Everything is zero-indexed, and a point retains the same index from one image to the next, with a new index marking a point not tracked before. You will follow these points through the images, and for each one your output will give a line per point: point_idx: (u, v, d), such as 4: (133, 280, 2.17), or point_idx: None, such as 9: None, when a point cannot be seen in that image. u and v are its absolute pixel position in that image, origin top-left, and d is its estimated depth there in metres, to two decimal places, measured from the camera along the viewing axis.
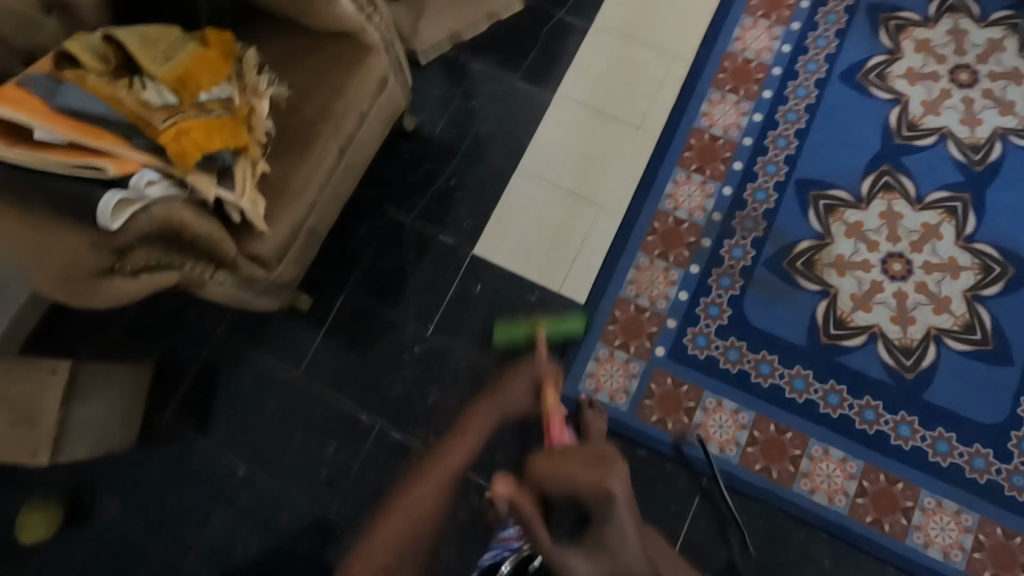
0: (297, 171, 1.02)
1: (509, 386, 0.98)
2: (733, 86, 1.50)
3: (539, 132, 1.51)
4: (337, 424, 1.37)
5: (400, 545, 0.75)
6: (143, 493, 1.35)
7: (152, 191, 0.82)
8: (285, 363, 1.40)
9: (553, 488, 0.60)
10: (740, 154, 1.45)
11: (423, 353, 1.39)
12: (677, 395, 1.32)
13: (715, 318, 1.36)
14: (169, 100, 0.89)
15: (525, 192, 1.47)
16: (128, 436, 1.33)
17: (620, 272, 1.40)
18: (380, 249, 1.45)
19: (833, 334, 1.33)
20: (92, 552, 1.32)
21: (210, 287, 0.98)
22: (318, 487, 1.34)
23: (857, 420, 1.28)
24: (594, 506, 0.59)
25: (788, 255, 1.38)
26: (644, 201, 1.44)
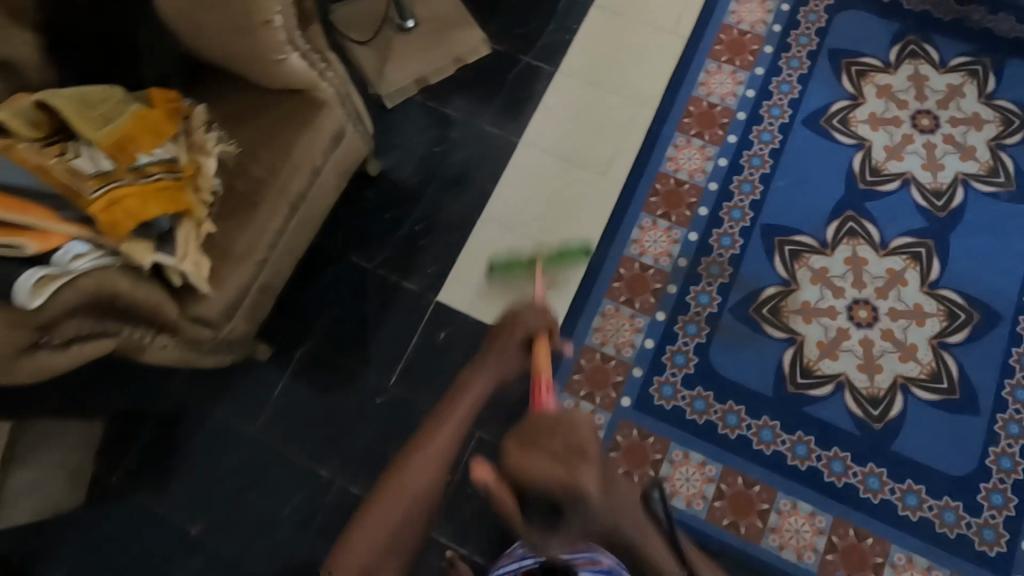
0: (245, 231, 1.00)
1: (491, 356, 0.81)
2: (698, 131, 1.50)
3: (505, 177, 1.50)
4: (297, 478, 1.33)
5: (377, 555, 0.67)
6: (92, 555, 1.31)
7: (78, 264, 0.79)
8: (244, 417, 1.38)
9: (518, 468, 0.55)
10: (705, 200, 1.45)
11: (385, 404, 1.37)
12: (643, 447, 1.29)
13: (681, 367, 1.34)
14: (105, 167, 0.85)
15: (490, 238, 1.46)
16: (77, 492, 1.31)
17: (585, 319, 1.38)
18: (344, 297, 1.44)
19: (800, 383, 1.31)
20: None
21: (151, 351, 0.95)
22: (274, 544, 1.30)
23: (825, 472, 1.25)
24: (564, 502, 0.56)
25: (754, 302, 1.37)
26: (610, 246, 1.42)
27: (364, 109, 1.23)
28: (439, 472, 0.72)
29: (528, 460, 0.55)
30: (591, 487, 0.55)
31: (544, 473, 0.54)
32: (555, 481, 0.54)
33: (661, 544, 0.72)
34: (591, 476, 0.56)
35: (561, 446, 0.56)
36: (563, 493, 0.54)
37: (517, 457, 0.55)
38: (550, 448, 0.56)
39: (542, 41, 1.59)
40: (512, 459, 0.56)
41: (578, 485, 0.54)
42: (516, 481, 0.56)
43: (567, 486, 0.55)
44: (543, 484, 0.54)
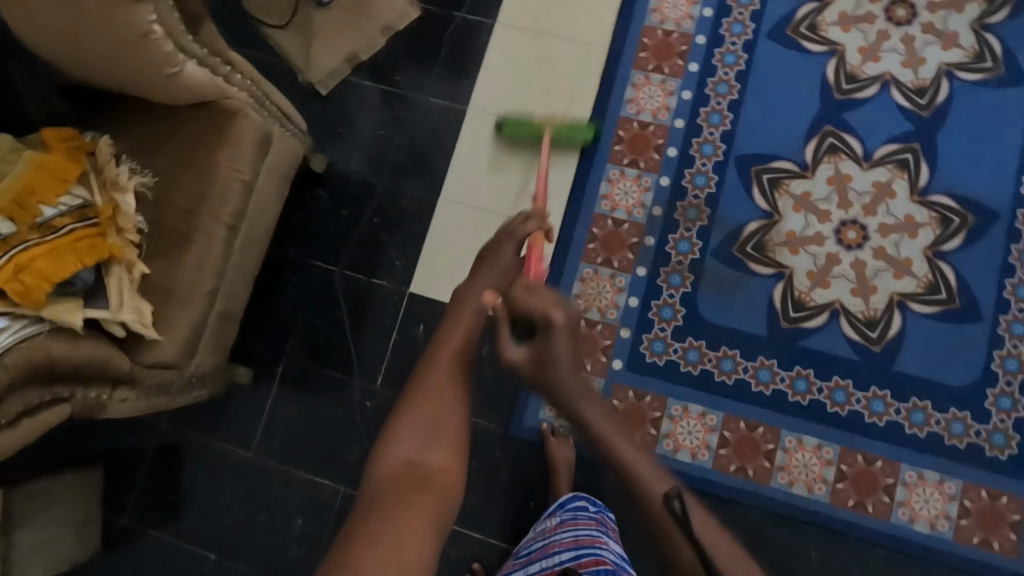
0: (180, 266, 0.94)
1: (488, 257, 0.95)
2: (656, 64, 1.39)
3: (459, 150, 1.41)
4: (301, 493, 1.32)
5: (416, 449, 0.77)
6: None
7: (1, 340, 0.76)
8: (238, 442, 1.36)
9: (517, 304, 0.88)
10: (673, 139, 1.35)
11: (375, 407, 1.33)
12: (641, 407, 1.26)
13: (669, 320, 1.29)
14: (7, 228, 0.79)
15: (453, 219, 1.38)
16: (88, 544, 1.30)
17: (565, 287, 1.32)
18: (316, 304, 1.39)
19: (794, 318, 1.26)
20: None
21: (112, 408, 0.91)
22: (291, 560, 1.30)
23: (828, 404, 1.23)
24: (533, 313, 0.86)
25: (737, 241, 1.30)
26: (579, 206, 1.35)
27: (289, 106, 1.13)
28: (459, 367, 0.84)
29: (530, 294, 0.88)
30: (562, 345, 0.85)
31: (535, 306, 0.86)
32: (539, 311, 0.86)
33: (633, 444, 0.84)
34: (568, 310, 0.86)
35: (546, 296, 0.87)
36: (541, 317, 0.85)
37: (520, 289, 0.89)
38: (533, 303, 0.87)
39: None
40: (518, 292, 0.88)
41: (556, 314, 0.85)
42: (512, 309, 0.89)
43: (541, 313, 0.85)
44: (529, 313, 0.87)
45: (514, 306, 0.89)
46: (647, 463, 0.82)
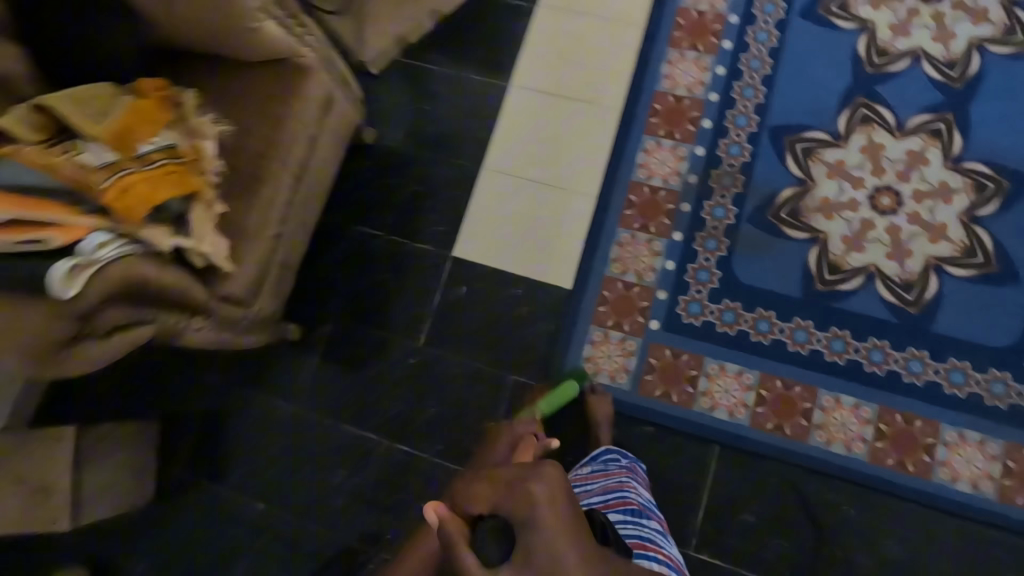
0: (254, 207, 1.02)
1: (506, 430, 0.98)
2: (691, 42, 1.45)
3: (501, 123, 1.48)
4: (347, 446, 1.37)
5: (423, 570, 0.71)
6: (173, 545, 1.38)
7: (104, 253, 0.82)
8: (288, 399, 1.42)
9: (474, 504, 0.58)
10: (708, 111, 1.41)
11: (418, 364, 1.38)
12: (678, 366, 1.30)
13: (705, 283, 1.33)
14: (107, 159, 0.87)
15: (495, 187, 1.45)
16: (146, 489, 1.36)
17: (603, 252, 1.37)
18: (362, 268, 1.45)
19: (829, 280, 1.29)
20: None
21: (191, 335, 0.98)
22: (337, 511, 1.35)
23: (865, 364, 1.24)
24: (516, 522, 0.55)
25: (772, 207, 1.34)
26: (617, 174, 1.40)
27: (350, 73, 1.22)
28: None
29: (480, 492, 0.59)
30: (552, 523, 0.55)
31: (506, 499, 0.57)
32: (513, 494, 0.57)
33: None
34: (554, 476, 0.59)
35: (515, 472, 0.60)
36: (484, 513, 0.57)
37: (477, 487, 0.60)
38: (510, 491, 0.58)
39: None
40: (477, 488, 0.59)
41: (536, 489, 0.57)
42: (472, 514, 0.58)
43: (520, 508, 0.56)
44: (500, 506, 0.57)
45: (472, 512, 0.58)
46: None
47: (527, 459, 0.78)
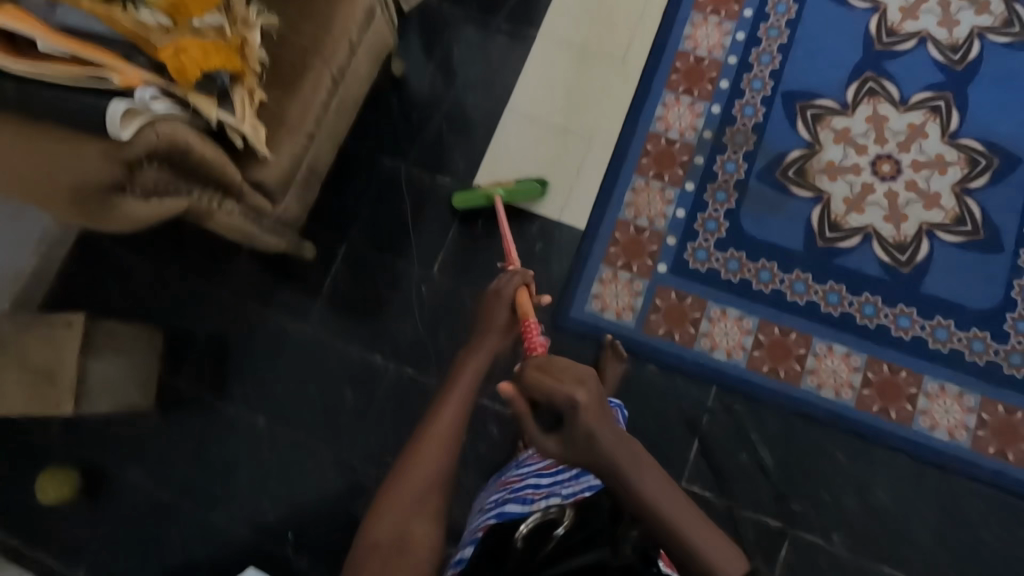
0: (293, 101, 1.04)
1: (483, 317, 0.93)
2: (714, 8, 1.52)
3: (526, 68, 1.52)
4: (353, 365, 1.38)
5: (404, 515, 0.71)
6: (166, 455, 1.36)
7: (156, 104, 0.87)
8: (295, 317, 1.41)
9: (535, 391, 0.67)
10: (726, 73, 1.48)
11: (429, 292, 1.41)
12: (681, 307, 1.35)
13: (713, 232, 1.38)
14: (163, 22, 0.90)
15: (516, 128, 1.49)
16: (148, 395, 1.34)
17: (617, 196, 1.42)
18: (379, 195, 1.47)
19: (829, 238, 1.36)
20: (116, 510, 1.33)
21: (219, 216, 1.00)
22: (338, 428, 1.35)
23: (858, 317, 1.31)
24: (567, 412, 0.64)
25: (780, 166, 1.40)
26: (636, 125, 1.46)
27: None
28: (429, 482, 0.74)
29: (541, 381, 0.67)
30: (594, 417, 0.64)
31: (558, 393, 0.65)
32: (563, 394, 0.65)
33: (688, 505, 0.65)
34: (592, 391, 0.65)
35: (568, 374, 0.66)
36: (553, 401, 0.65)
37: (531, 371, 0.68)
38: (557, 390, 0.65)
39: None
40: (532, 378, 0.67)
41: (580, 395, 0.64)
42: (531, 393, 0.68)
43: (557, 399, 0.65)
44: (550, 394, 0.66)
45: (533, 401, 0.68)
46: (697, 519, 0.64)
47: (528, 310, 0.92)
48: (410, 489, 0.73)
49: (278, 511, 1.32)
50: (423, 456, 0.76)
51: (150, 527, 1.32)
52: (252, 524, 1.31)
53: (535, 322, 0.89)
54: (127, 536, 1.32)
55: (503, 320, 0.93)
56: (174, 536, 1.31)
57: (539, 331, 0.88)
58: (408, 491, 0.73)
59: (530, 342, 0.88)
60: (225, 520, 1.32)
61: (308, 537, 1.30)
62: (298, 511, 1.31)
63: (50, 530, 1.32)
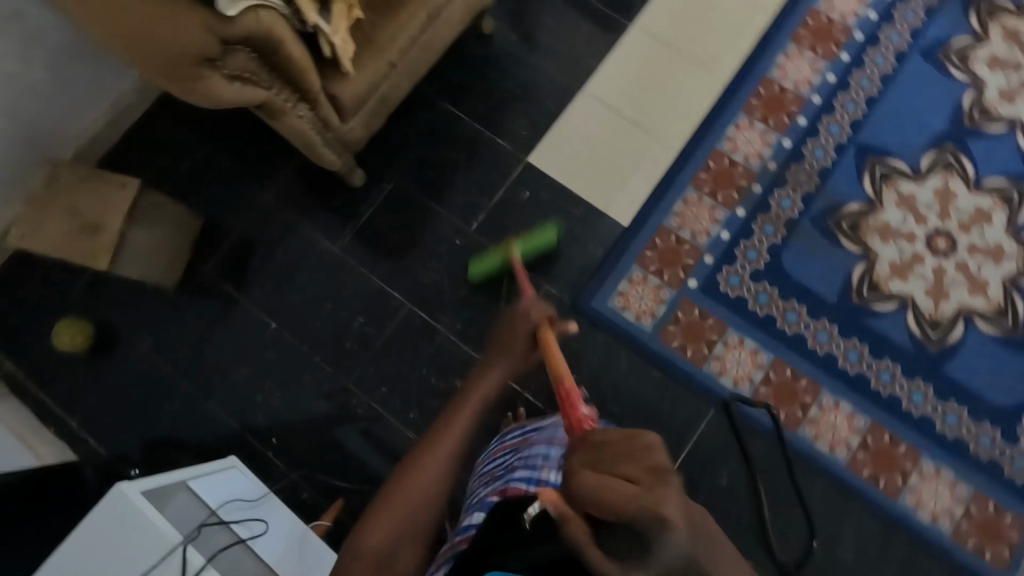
0: (386, 29, 1.06)
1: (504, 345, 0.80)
2: (812, 43, 1.50)
3: (611, 57, 1.52)
4: (371, 297, 1.41)
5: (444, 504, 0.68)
6: (178, 333, 1.40)
7: None
8: (329, 238, 1.45)
9: (605, 500, 0.44)
10: (806, 110, 1.46)
11: (462, 247, 1.43)
12: (701, 326, 1.35)
13: (752, 262, 1.38)
14: None
15: (586, 112, 1.49)
16: (174, 273, 1.38)
17: (667, 203, 1.42)
18: (437, 142, 1.49)
19: (865, 296, 1.35)
20: (119, 371, 1.38)
21: (290, 118, 1.03)
22: (343, 352, 1.39)
23: (873, 381, 1.30)
24: (655, 540, 0.43)
25: (835, 214, 1.39)
26: (704, 138, 1.45)
27: None
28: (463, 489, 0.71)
29: (604, 481, 0.45)
30: (693, 523, 0.45)
31: (633, 475, 0.46)
32: (648, 499, 0.43)
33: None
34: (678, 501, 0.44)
35: (638, 469, 0.46)
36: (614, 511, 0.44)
37: (593, 477, 0.46)
38: (633, 473, 0.46)
39: None
40: (593, 482, 0.45)
41: (673, 484, 0.45)
42: (596, 506, 0.45)
43: (635, 514, 0.43)
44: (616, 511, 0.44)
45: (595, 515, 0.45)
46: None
47: (562, 366, 0.79)
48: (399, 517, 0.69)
49: (267, 413, 1.36)
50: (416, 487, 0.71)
51: (146, 395, 1.37)
52: (240, 418, 1.36)
53: (570, 381, 0.79)
54: (123, 397, 1.37)
55: (520, 344, 0.80)
56: (166, 410, 1.36)
57: (582, 405, 0.77)
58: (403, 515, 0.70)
59: (564, 399, 0.77)
60: (217, 408, 1.36)
61: (289, 445, 1.34)
62: (285, 419, 1.35)
63: (55, 372, 1.38)
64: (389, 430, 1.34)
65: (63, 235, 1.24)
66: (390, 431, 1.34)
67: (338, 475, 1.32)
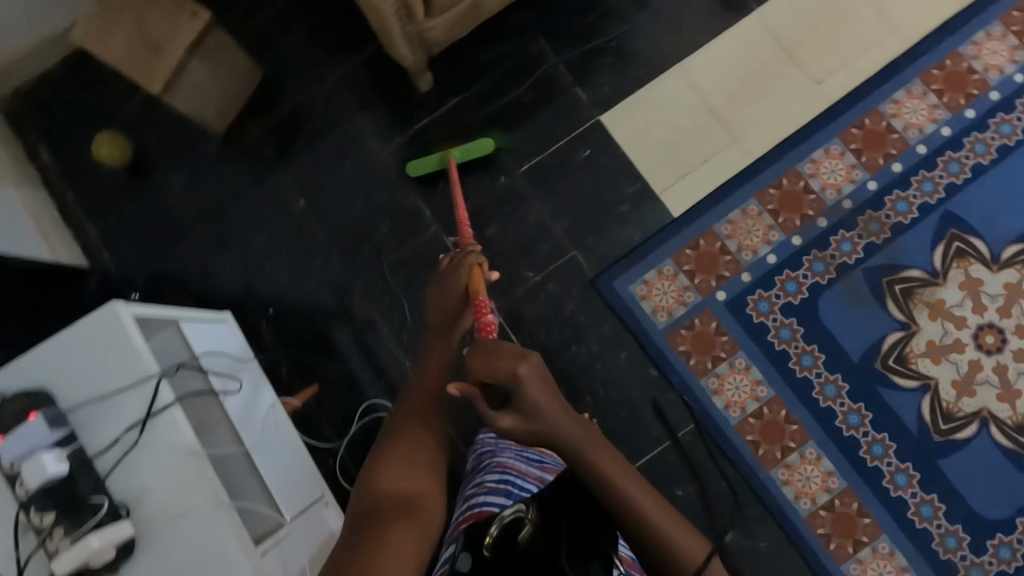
0: None
1: (440, 287, 1.00)
2: (941, 88, 1.35)
3: (722, 37, 1.40)
4: (401, 205, 1.38)
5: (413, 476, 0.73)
6: (208, 181, 1.40)
7: None
8: (378, 134, 1.40)
9: (486, 374, 0.71)
10: (906, 158, 1.34)
11: (505, 186, 1.38)
12: (713, 340, 1.31)
13: (788, 294, 1.32)
14: None
15: (676, 88, 1.39)
16: (223, 120, 1.38)
17: (724, 208, 1.35)
18: (515, 70, 1.40)
19: (888, 365, 1.29)
20: (144, 199, 1.40)
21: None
22: (357, 250, 1.37)
23: (863, 449, 1.27)
24: (518, 389, 0.70)
25: (891, 274, 1.31)
26: (787, 154, 1.35)
27: None
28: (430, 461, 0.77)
29: (487, 364, 0.71)
30: (532, 388, 0.69)
31: (503, 372, 0.70)
32: (506, 370, 0.70)
33: (617, 459, 0.73)
34: (535, 366, 0.71)
35: (511, 354, 0.71)
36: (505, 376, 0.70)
37: (479, 362, 0.71)
38: (501, 370, 0.70)
39: None
40: (478, 365, 0.71)
41: (523, 371, 0.69)
42: (478, 381, 0.72)
43: (500, 372, 0.70)
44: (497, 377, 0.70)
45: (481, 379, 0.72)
46: (624, 471, 0.73)
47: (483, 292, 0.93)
48: (410, 462, 0.74)
49: (270, 284, 1.37)
50: (417, 439, 0.79)
51: (163, 229, 1.39)
52: (245, 281, 1.38)
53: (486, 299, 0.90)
54: (143, 226, 1.39)
55: (454, 298, 0.97)
56: (178, 250, 1.39)
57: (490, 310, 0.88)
58: (414, 463, 0.75)
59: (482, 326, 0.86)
60: (226, 263, 1.38)
61: (282, 321, 1.36)
62: (286, 295, 1.37)
63: (85, 180, 1.41)
64: (379, 338, 1.35)
65: (124, 50, 1.21)
66: (380, 339, 1.35)
67: (321, 365, 1.35)
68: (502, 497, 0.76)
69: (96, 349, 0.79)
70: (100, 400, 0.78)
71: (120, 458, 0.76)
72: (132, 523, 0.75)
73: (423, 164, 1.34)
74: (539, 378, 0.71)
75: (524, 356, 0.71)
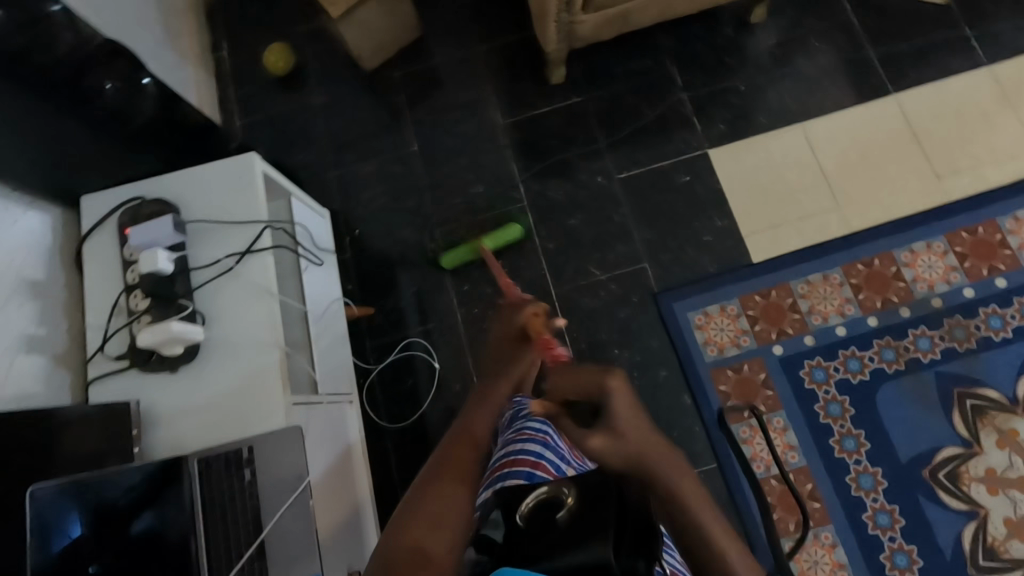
0: None
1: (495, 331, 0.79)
2: None
3: (850, 110, 1.42)
4: (499, 175, 1.48)
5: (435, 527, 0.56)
6: (344, 106, 1.57)
7: None
8: (501, 108, 1.52)
9: (566, 394, 0.59)
10: (1013, 276, 1.28)
11: (599, 186, 1.45)
12: (756, 389, 1.29)
13: (848, 371, 1.27)
14: None
15: (790, 143, 1.42)
16: (372, 60, 1.56)
17: (805, 267, 1.33)
18: (642, 87, 1.49)
19: (938, 477, 1.20)
20: (288, 106, 1.59)
21: None
22: (449, 202, 1.48)
23: (885, 554, 1.18)
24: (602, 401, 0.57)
25: (966, 386, 1.23)
26: (886, 235, 1.33)
27: None
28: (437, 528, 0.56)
29: (572, 377, 0.59)
30: (625, 409, 0.56)
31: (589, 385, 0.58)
32: (595, 380, 0.58)
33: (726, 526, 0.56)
34: (625, 391, 0.57)
35: (594, 371, 0.58)
36: (594, 387, 0.57)
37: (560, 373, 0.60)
38: (585, 382, 0.58)
39: (995, 29, 1.42)
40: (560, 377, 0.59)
41: (614, 383, 0.57)
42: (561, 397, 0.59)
43: (585, 383, 0.58)
44: (580, 388, 0.58)
45: (565, 395, 0.59)
46: (738, 546, 0.54)
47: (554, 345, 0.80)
48: (433, 517, 0.57)
49: (365, 208, 1.50)
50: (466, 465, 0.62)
51: (294, 135, 1.57)
52: (344, 199, 1.52)
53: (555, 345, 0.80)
54: (280, 127, 1.58)
55: (510, 343, 0.76)
56: (300, 156, 1.55)
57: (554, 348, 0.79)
58: (439, 511, 0.58)
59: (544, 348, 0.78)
60: (334, 179, 1.53)
61: (363, 242, 1.48)
62: (375, 222, 1.49)
63: (248, 77, 1.62)
64: (441, 284, 1.43)
65: None
66: (442, 286, 1.43)
67: (383, 290, 1.45)
68: (541, 447, 0.77)
69: (226, 184, 0.92)
70: (214, 225, 0.89)
71: (213, 276, 0.87)
72: (203, 333, 0.85)
73: (454, 259, 1.41)
74: (628, 399, 0.56)
75: (608, 372, 0.58)
